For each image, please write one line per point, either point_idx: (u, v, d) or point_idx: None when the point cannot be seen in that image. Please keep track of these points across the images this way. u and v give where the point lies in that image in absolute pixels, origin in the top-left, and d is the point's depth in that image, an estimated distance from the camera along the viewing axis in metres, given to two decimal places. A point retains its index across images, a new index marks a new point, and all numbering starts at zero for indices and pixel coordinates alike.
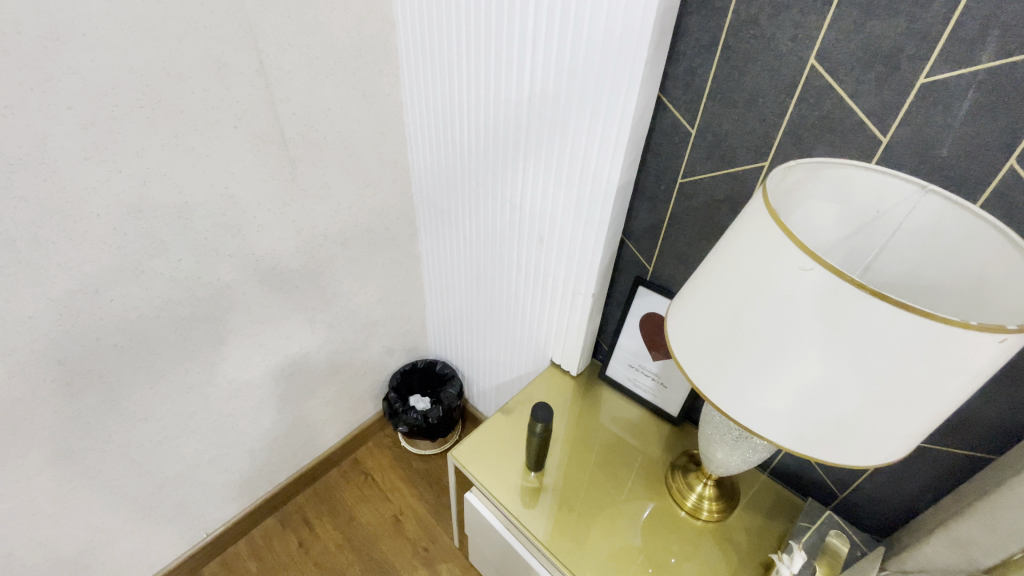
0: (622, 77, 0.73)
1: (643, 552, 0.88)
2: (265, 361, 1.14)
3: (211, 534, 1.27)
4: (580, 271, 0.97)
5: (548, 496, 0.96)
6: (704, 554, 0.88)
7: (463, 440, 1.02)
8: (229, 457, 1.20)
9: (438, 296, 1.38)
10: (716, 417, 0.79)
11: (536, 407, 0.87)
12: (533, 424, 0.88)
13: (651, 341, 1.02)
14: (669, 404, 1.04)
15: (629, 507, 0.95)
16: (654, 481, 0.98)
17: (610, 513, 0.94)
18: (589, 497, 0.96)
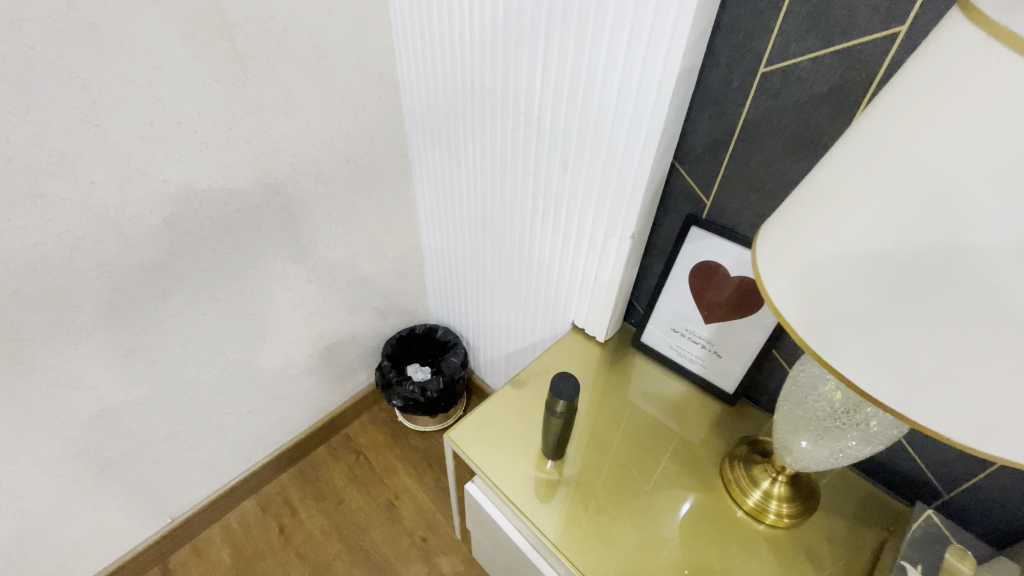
0: None
1: (684, 560, 0.69)
2: (229, 322, 0.94)
3: (178, 518, 1.11)
4: (615, 207, 0.74)
5: (570, 488, 0.76)
6: (767, 565, 0.68)
7: (462, 418, 0.82)
8: (193, 433, 1.02)
9: (438, 249, 1.17)
10: (815, 393, 0.56)
11: (556, 379, 0.66)
12: (552, 402, 0.67)
13: (703, 300, 0.80)
14: (722, 378, 0.83)
15: (675, 503, 0.74)
16: (696, 468, 0.78)
17: (651, 510, 0.74)
18: (615, 488, 0.76)
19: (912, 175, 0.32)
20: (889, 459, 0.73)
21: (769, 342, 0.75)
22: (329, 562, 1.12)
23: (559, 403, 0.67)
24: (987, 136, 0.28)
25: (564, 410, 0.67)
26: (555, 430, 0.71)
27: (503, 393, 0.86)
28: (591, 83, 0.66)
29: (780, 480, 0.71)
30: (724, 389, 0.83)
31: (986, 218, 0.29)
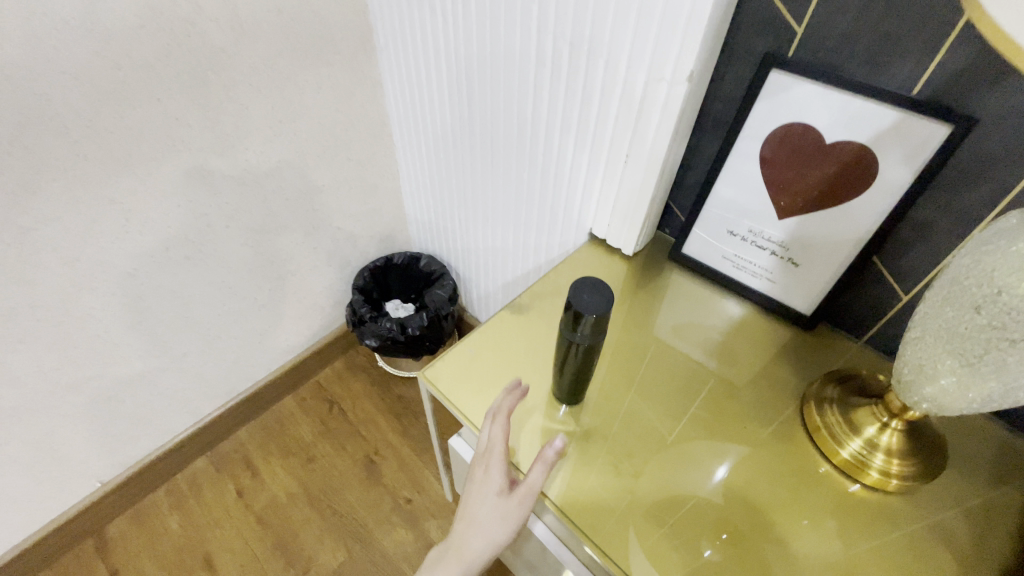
0: None
1: (729, 527, 0.49)
2: (135, 236, 0.72)
3: (111, 481, 0.93)
4: (664, 37, 0.49)
5: (593, 437, 0.56)
6: (851, 533, 0.48)
7: (441, 354, 0.59)
8: (111, 381, 0.81)
9: (415, 152, 0.93)
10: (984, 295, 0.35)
11: (576, 287, 0.44)
12: (571, 323, 0.45)
13: (778, 184, 0.57)
14: (795, 295, 0.61)
15: (739, 455, 0.54)
16: (752, 406, 0.58)
17: (706, 464, 0.53)
18: (640, 434, 0.56)
19: None
20: None
21: (879, 240, 0.53)
22: (296, 530, 0.94)
23: (583, 325, 0.44)
24: None
25: (589, 334, 0.45)
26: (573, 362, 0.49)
27: (497, 318, 0.62)
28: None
29: (895, 429, 0.50)
30: (797, 310, 0.61)
31: None
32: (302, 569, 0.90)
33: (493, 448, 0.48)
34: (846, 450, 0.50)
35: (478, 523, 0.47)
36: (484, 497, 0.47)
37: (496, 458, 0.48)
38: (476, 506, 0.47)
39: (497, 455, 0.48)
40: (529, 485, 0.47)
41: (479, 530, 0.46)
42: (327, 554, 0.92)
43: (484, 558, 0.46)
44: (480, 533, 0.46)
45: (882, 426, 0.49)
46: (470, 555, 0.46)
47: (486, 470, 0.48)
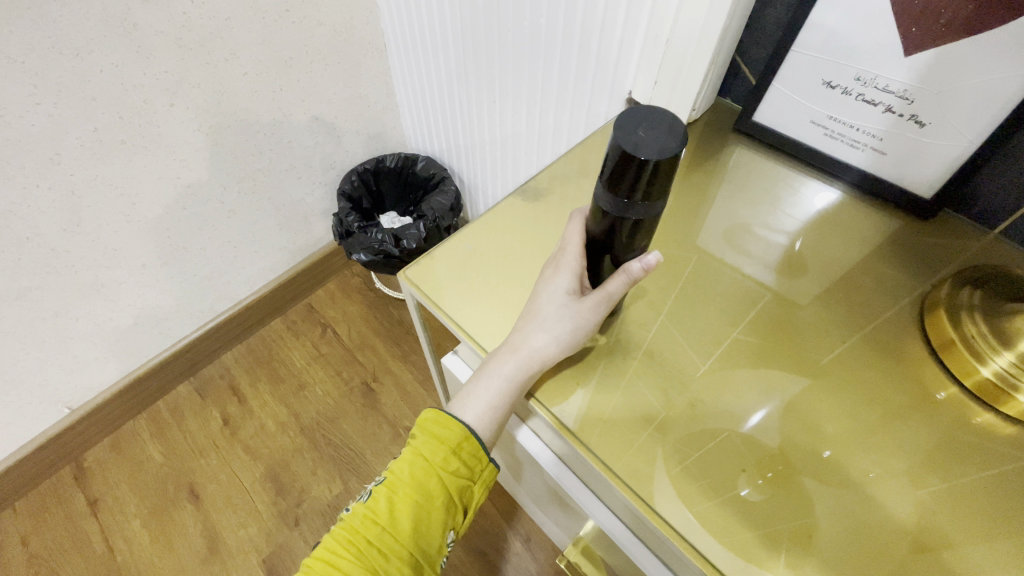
0: None
1: (778, 463, 0.37)
2: (49, 111, 0.57)
3: (81, 408, 0.84)
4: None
5: (630, 358, 0.43)
6: (951, 475, 0.35)
7: (433, 249, 0.44)
8: (55, 296, 0.70)
9: (403, 15, 0.74)
10: None
11: (624, 122, 0.29)
12: (619, 190, 0.30)
13: (912, 6, 0.38)
14: (911, 172, 0.45)
15: (810, 375, 0.41)
16: (826, 319, 0.44)
17: (766, 385, 0.40)
18: (674, 348, 0.43)
19: None
20: None
21: None
22: (287, 460, 0.86)
23: (637, 188, 0.29)
24: None
25: (646, 203, 0.31)
26: (619, 252, 0.36)
27: (504, 205, 0.47)
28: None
29: None
30: (912, 194, 0.46)
31: None
32: (294, 501, 0.82)
33: (569, 250, 0.38)
34: (990, 369, 0.36)
35: (542, 318, 0.37)
36: (551, 294, 0.38)
37: (573, 256, 0.38)
38: (540, 300, 0.38)
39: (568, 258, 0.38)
40: (605, 289, 0.36)
41: (542, 323, 0.37)
42: (321, 486, 0.83)
43: (545, 360, 0.37)
44: (544, 329, 0.37)
45: None
46: (528, 357, 0.37)
47: (557, 268, 0.39)
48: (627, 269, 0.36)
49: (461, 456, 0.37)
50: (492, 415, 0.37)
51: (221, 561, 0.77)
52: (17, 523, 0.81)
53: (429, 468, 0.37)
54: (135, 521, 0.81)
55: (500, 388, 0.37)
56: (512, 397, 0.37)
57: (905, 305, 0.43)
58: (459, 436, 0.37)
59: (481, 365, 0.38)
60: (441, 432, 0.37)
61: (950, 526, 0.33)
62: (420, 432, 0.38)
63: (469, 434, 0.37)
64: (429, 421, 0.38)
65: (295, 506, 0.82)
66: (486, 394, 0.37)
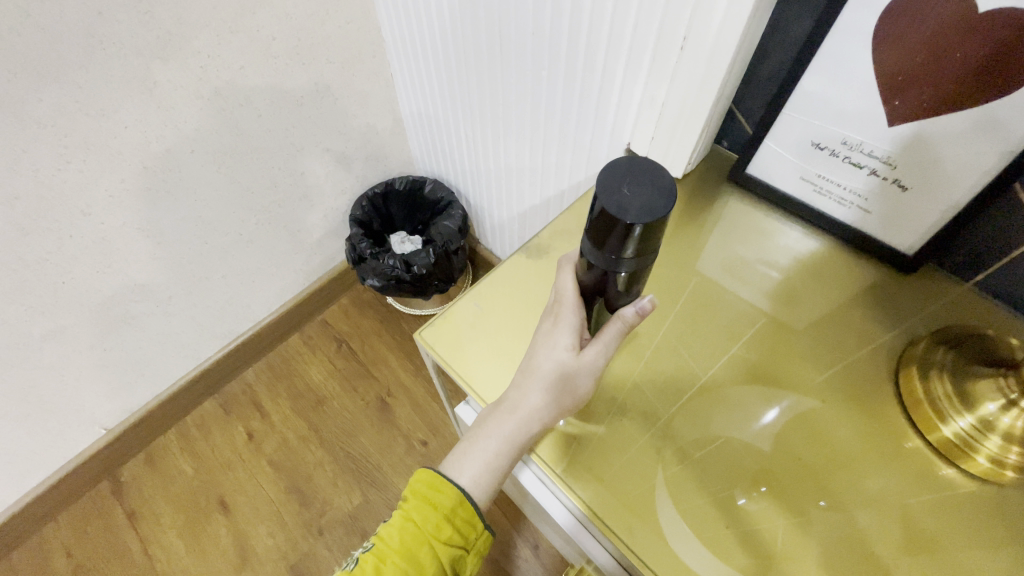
0: None
1: (774, 474, 0.41)
2: (81, 169, 0.60)
3: (117, 427, 0.89)
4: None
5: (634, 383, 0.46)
6: (925, 489, 0.39)
7: (445, 309, 0.48)
8: (90, 330, 0.74)
9: (409, 50, 0.76)
10: None
11: (609, 182, 0.32)
12: (605, 248, 0.34)
13: (894, 82, 0.41)
14: (896, 230, 0.47)
15: (802, 394, 0.44)
16: (816, 342, 0.47)
17: (760, 403, 0.44)
18: (676, 370, 0.47)
19: None
20: None
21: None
22: (309, 472, 0.91)
23: (622, 247, 0.33)
24: None
25: (631, 259, 0.34)
26: (613, 294, 0.39)
27: (509, 263, 0.51)
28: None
29: None
30: (894, 248, 0.48)
31: None
32: (317, 512, 0.88)
33: (566, 302, 0.41)
34: (950, 428, 0.39)
35: (540, 377, 0.40)
36: (551, 350, 0.41)
37: (570, 308, 0.41)
38: (539, 357, 0.41)
39: (566, 311, 0.41)
40: (604, 339, 0.40)
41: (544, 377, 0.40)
42: (341, 497, 0.89)
43: (541, 420, 0.41)
44: (538, 387, 0.40)
45: (1010, 405, 0.37)
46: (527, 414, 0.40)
47: (556, 322, 0.41)
48: (622, 316, 0.39)
49: (452, 522, 0.41)
50: (489, 475, 0.41)
51: (252, 568, 0.84)
52: (62, 535, 0.88)
53: (422, 534, 0.40)
54: (171, 531, 0.87)
55: (499, 448, 0.41)
56: (513, 452, 0.41)
57: (885, 343, 0.46)
58: (453, 501, 0.41)
59: (484, 416, 0.42)
60: (434, 496, 0.41)
61: (926, 526, 0.38)
62: (415, 495, 0.42)
63: (463, 501, 0.41)
64: (423, 486, 0.42)
65: (318, 517, 0.87)
66: (485, 451, 0.41)
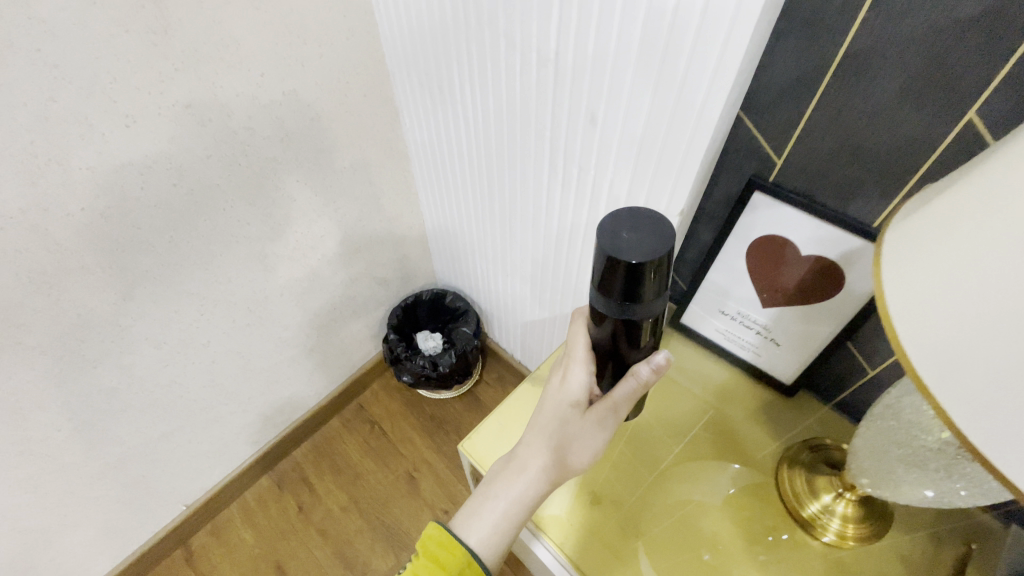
0: None
1: (729, 536, 0.63)
2: (207, 317, 0.83)
3: (194, 504, 1.08)
4: (674, 134, 0.52)
5: (623, 478, 0.68)
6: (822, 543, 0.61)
7: (477, 428, 0.70)
8: (190, 428, 0.95)
9: (439, 208, 1.03)
10: (908, 417, 0.46)
11: (615, 226, 0.41)
12: (613, 293, 0.43)
13: (763, 279, 0.66)
14: (778, 368, 0.71)
15: (736, 481, 0.67)
16: (749, 437, 0.71)
17: (709, 488, 0.67)
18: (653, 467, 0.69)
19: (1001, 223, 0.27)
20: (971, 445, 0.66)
21: (844, 334, 0.62)
22: (351, 538, 1.10)
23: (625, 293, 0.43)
24: None
25: (637, 304, 0.44)
26: (625, 349, 0.51)
27: (522, 391, 0.73)
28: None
29: (846, 496, 0.61)
30: (779, 379, 0.71)
31: None
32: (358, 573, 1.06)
33: (579, 355, 0.55)
34: (807, 510, 0.62)
35: (548, 431, 0.55)
36: (563, 397, 0.56)
37: (581, 359, 0.55)
38: (551, 405, 0.56)
39: (578, 367, 0.55)
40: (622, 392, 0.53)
41: (563, 425, 0.55)
42: (379, 560, 1.07)
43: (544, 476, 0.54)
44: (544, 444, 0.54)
45: (837, 495, 0.61)
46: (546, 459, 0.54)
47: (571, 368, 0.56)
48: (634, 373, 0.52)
49: None
50: (494, 534, 0.53)
51: None
52: None
53: None
54: None
55: (507, 503, 0.54)
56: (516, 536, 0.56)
57: (781, 442, 0.70)
58: (461, 561, 0.51)
59: (506, 461, 0.56)
60: (444, 556, 0.51)
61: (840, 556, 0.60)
62: (428, 553, 0.51)
63: (469, 560, 0.51)
64: (433, 546, 0.52)
65: None
66: (501, 502, 0.54)
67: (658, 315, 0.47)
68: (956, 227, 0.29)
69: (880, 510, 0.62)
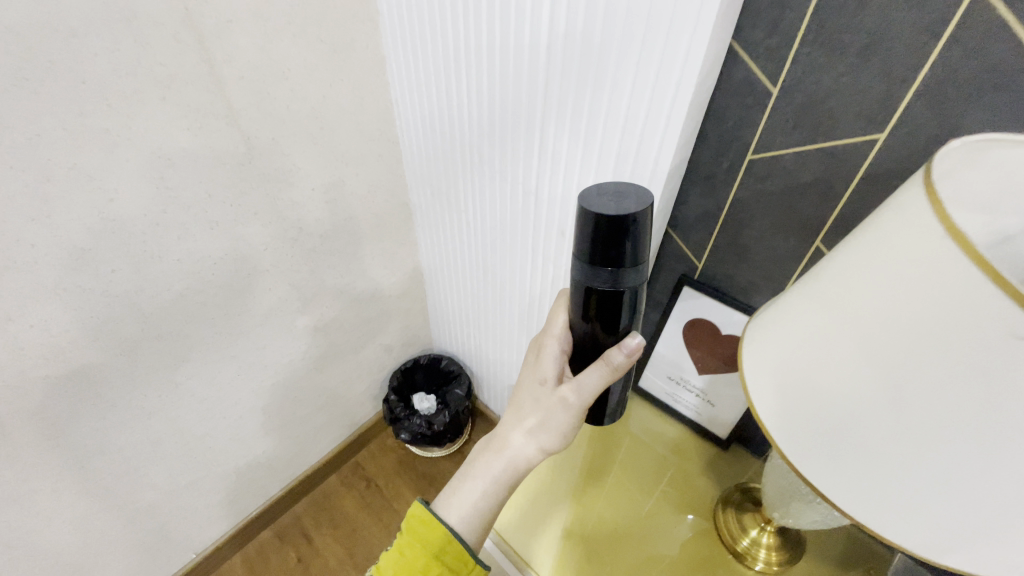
0: (681, 34, 0.51)
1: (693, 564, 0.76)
2: (241, 376, 0.99)
3: (200, 554, 1.16)
4: None
5: (603, 517, 0.81)
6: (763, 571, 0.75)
7: None
8: (211, 478, 1.06)
9: (441, 286, 1.23)
10: (785, 469, 0.64)
11: (588, 193, 0.42)
12: (586, 260, 0.44)
13: (697, 352, 0.85)
14: (715, 424, 0.88)
15: (694, 520, 0.82)
16: (704, 483, 0.86)
17: (673, 525, 0.81)
18: (628, 509, 0.83)
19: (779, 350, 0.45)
20: None
21: None
22: None
23: (599, 259, 0.43)
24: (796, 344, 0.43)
25: (611, 273, 0.43)
26: (602, 336, 0.50)
27: None
28: (591, 131, 0.65)
29: (767, 528, 0.76)
30: (716, 434, 0.89)
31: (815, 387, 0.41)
32: None
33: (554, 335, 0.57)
34: (740, 543, 0.76)
35: (523, 409, 0.58)
36: (537, 376, 0.57)
37: (556, 338, 0.56)
38: (527, 384, 0.59)
39: (551, 346, 0.57)
40: (592, 378, 0.52)
41: (537, 402, 0.57)
42: None
43: (517, 454, 0.58)
44: (521, 421, 0.58)
45: (762, 529, 0.76)
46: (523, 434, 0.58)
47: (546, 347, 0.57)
48: (606, 360, 0.51)
49: (439, 552, 0.54)
50: (472, 514, 0.57)
51: None
52: None
53: (416, 560, 0.54)
54: None
55: (484, 484, 0.58)
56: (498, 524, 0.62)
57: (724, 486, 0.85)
58: (442, 539, 0.55)
59: (490, 439, 0.61)
60: (425, 532, 0.55)
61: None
62: (411, 529, 0.56)
63: (449, 539, 0.55)
64: (417, 522, 0.56)
65: None
66: (477, 485, 0.58)
67: (638, 288, 0.46)
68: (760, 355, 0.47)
69: (797, 539, 0.77)
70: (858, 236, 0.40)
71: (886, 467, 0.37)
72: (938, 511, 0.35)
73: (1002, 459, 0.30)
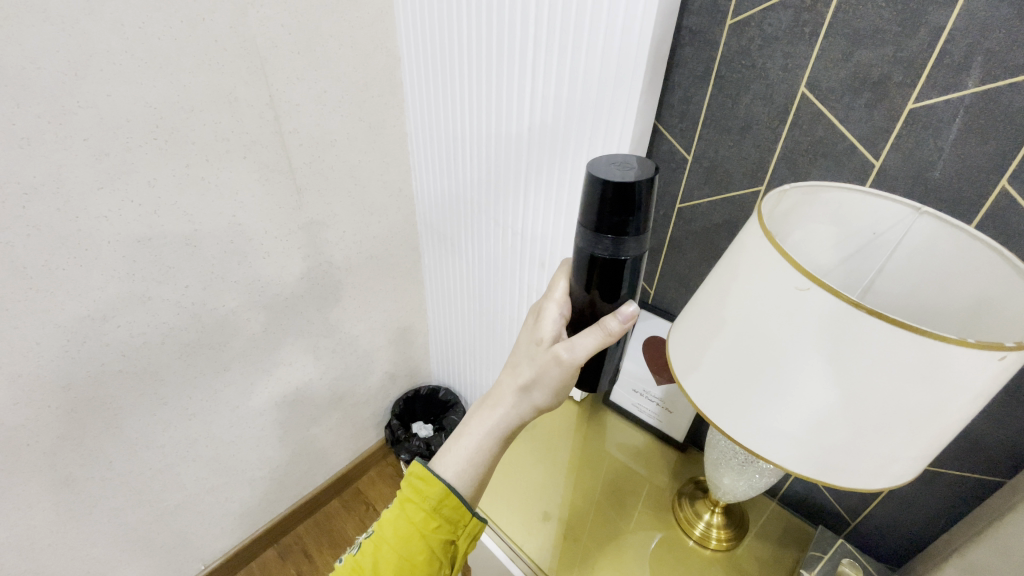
0: (616, 120, 0.75)
1: (663, 545, 0.89)
2: (269, 389, 1.15)
3: (209, 565, 1.25)
4: None
5: (586, 513, 0.94)
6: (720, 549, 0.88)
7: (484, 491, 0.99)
8: (230, 485, 1.19)
9: (442, 321, 1.42)
10: (721, 441, 0.78)
11: (602, 167, 0.59)
12: (593, 228, 0.60)
13: (655, 365, 1.02)
14: (674, 429, 1.05)
15: (661, 510, 0.95)
16: (669, 480, 1.01)
17: (644, 516, 0.94)
18: (607, 506, 0.96)
19: (690, 338, 0.65)
20: (809, 493, 0.94)
21: None
22: None
23: (604, 223, 0.59)
24: (699, 330, 0.63)
25: (611, 237, 0.60)
26: (600, 304, 0.66)
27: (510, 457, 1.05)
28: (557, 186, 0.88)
29: (717, 511, 0.91)
30: (675, 438, 1.05)
31: (715, 353, 0.60)
32: None
33: (556, 301, 0.71)
34: (698, 527, 0.89)
35: (517, 364, 0.70)
36: (535, 335, 0.70)
37: (557, 304, 0.70)
38: (524, 342, 0.72)
39: (553, 310, 0.70)
40: (587, 339, 0.64)
41: (533, 357, 0.68)
42: None
43: (507, 408, 0.69)
44: (515, 375, 0.70)
45: (712, 512, 0.90)
46: (517, 386, 0.69)
47: (546, 311, 0.71)
48: (602, 324, 0.63)
49: (437, 503, 0.65)
50: (466, 469, 0.68)
51: None
52: None
53: (416, 510, 0.66)
54: None
55: (479, 438, 0.69)
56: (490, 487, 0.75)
57: (683, 480, 1.00)
58: (441, 492, 0.65)
59: (488, 394, 0.72)
60: (425, 486, 0.66)
61: (736, 554, 0.88)
62: (414, 484, 0.66)
63: (446, 491, 0.65)
64: (418, 478, 0.67)
65: None
66: (473, 440, 0.69)
67: (631, 254, 0.61)
68: (681, 344, 0.66)
69: (742, 520, 0.92)
70: (729, 254, 0.61)
71: (765, 404, 0.55)
72: (796, 424, 0.53)
73: (824, 378, 0.49)
